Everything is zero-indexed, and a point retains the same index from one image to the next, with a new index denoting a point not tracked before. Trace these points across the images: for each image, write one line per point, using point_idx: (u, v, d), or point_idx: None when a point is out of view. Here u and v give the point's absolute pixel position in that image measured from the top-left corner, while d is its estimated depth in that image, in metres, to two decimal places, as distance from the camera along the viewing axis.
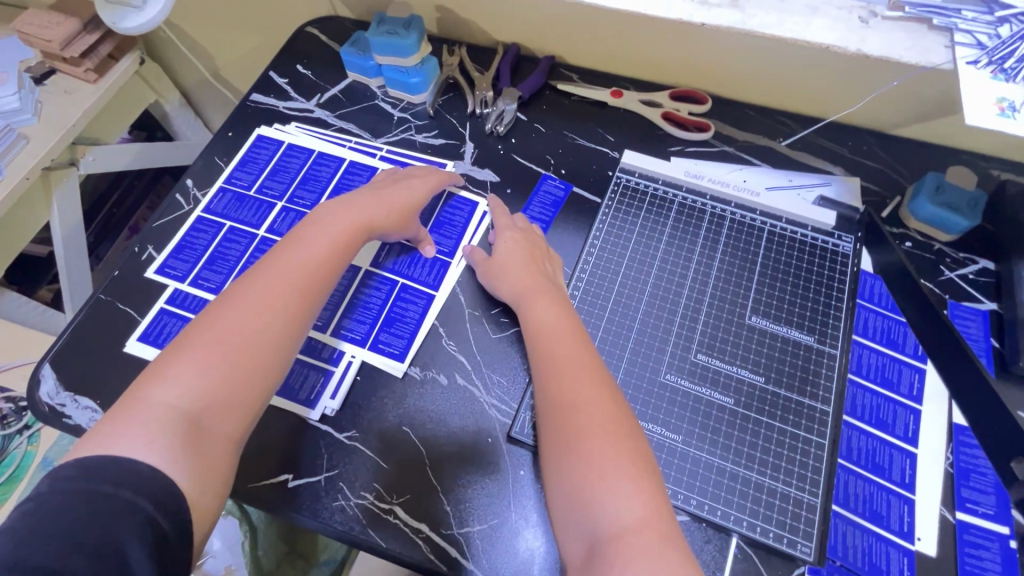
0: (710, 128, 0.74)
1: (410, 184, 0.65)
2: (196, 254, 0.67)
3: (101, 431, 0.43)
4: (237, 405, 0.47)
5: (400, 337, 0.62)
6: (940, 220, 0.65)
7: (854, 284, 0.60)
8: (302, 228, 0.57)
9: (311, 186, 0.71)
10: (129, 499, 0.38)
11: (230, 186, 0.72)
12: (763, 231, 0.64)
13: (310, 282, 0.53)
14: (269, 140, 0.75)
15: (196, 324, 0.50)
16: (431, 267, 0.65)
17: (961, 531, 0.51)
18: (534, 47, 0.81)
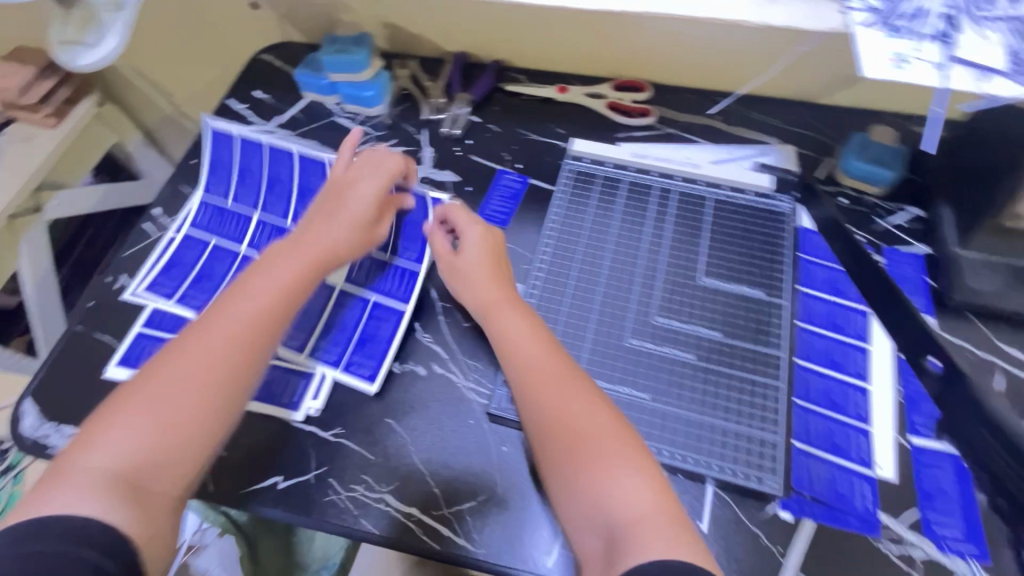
0: (651, 113, 0.79)
1: (360, 194, 0.62)
2: (184, 272, 0.68)
3: (32, 504, 0.42)
4: (183, 454, 0.46)
5: (371, 358, 0.62)
6: (869, 174, 0.70)
7: (793, 240, 0.65)
8: (258, 271, 0.57)
9: (277, 192, 0.72)
10: (72, 551, 0.38)
11: (210, 199, 0.73)
12: (707, 201, 0.68)
13: (254, 324, 0.52)
14: (225, 135, 0.72)
15: (132, 382, 0.49)
16: (401, 280, 0.67)
17: (916, 454, 0.55)
18: (481, 53, 0.86)
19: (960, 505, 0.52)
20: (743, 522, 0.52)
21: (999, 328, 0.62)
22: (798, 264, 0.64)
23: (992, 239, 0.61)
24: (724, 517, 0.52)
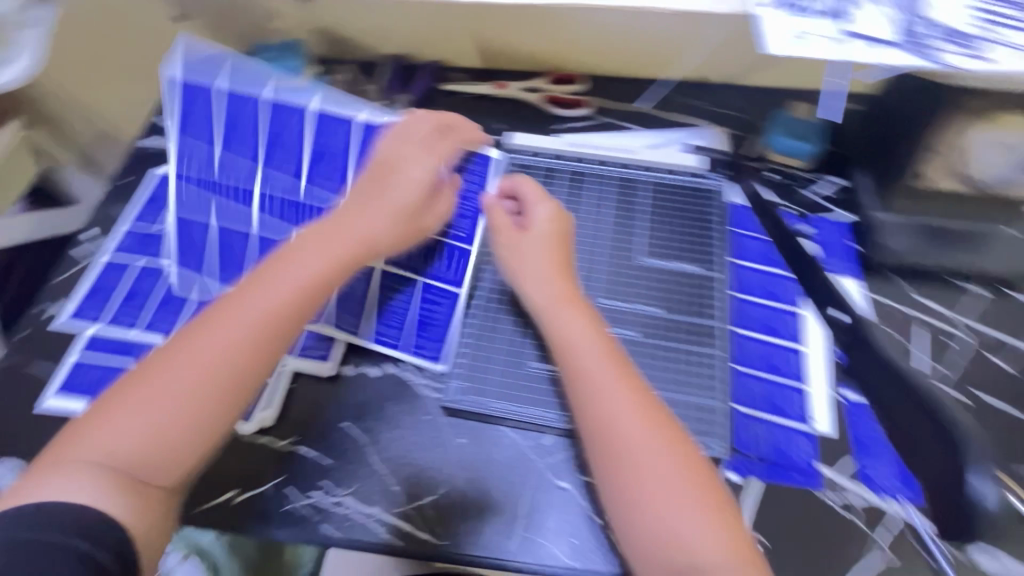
0: (585, 104, 0.81)
1: (408, 177, 0.57)
2: (199, 249, 0.64)
3: (25, 485, 0.43)
4: (175, 452, 0.45)
5: (434, 341, 0.62)
6: (792, 149, 0.74)
7: (722, 215, 0.69)
8: (282, 255, 0.52)
9: (282, 151, 0.62)
10: (60, 541, 0.39)
11: (187, 168, 0.64)
12: (642, 183, 0.70)
13: (263, 329, 0.48)
14: (197, 83, 0.62)
15: (145, 368, 0.47)
16: (451, 260, 0.63)
17: (851, 408, 0.58)
18: (416, 55, 0.86)
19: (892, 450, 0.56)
20: None
21: (917, 283, 0.67)
22: (730, 238, 0.68)
23: (911, 201, 0.66)
24: None
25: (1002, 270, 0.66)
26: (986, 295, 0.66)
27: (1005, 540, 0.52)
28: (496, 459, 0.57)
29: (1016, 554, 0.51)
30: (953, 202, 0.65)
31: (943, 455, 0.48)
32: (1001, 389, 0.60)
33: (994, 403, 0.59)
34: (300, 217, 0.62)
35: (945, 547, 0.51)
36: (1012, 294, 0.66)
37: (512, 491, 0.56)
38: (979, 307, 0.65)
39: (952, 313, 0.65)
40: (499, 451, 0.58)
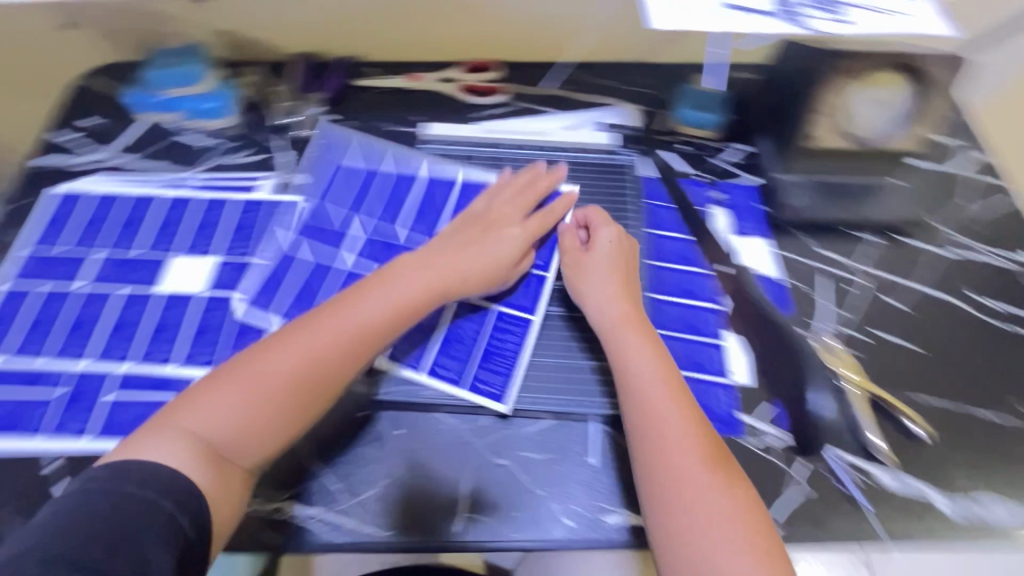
0: (500, 90, 0.82)
1: (506, 232, 0.65)
2: (260, 239, 0.68)
3: (134, 441, 0.48)
4: (266, 438, 0.51)
5: (497, 374, 0.61)
6: (698, 121, 0.77)
7: (634, 187, 0.74)
8: (379, 279, 0.59)
9: (392, 206, 0.71)
10: (152, 498, 0.43)
11: (309, 216, 0.70)
12: (556, 163, 0.75)
13: (359, 348, 0.55)
14: (340, 138, 0.77)
15: (245, 358, 0.53)
16: (527, 288, 0.66)
17: None
18: (327, 51, 0.85)
19: None
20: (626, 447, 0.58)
21: (821, 238, 0.71)
22: (646, 210, 0.72)
23: (806, 161, 0.72)
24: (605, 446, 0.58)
25: (891, 217, 0.72)
26: (880, 243, 0.71)
27: (905, 461, 0.57)
28: (436, 447, 0.58)
29: (915, 473, 0.57)
30: (843, 158, 0.71)
31: (792, 374, 0.59)
32: (897, 326, 0.66)
33: (891, 339, 0.65)
34: (325, 241, 0.69)
35: (855, 475, 0.56)
36: (902, 239, 0.72)
37: (454, 474, 0.57)
38: (874, 254, 0.71)
39: (851, 261, 0.70)
40: (437, 438, 0.58)
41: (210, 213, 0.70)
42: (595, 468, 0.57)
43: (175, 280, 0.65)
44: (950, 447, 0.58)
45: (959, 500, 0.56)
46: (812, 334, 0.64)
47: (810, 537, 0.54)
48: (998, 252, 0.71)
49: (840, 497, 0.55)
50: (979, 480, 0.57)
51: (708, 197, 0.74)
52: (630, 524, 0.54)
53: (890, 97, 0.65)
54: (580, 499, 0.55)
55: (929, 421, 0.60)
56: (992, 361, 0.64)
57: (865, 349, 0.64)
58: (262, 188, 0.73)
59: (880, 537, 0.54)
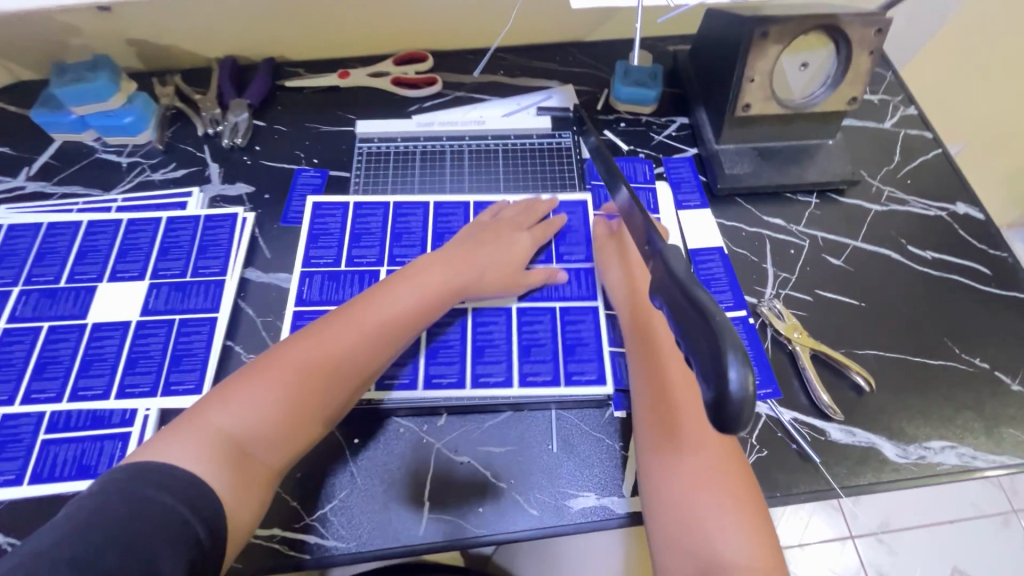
0: (436, 80, 0.80)
1: (517, 237, 0.65)
2: (223, 250, 0.66)
3: (157, 440, 0.45)
4: (289, 439, 0.49)
5: (588, 361, 0.60)
6: (637, 97, 0.77)
7: (580, 168, 0.73)
8: (403, 275, 0.58)
9: (407, 241, 0.67)
10: (170, 503, 0.40)
11: (314, 267, 0.65)
12: (497, 151, 0.74)
13: (384, 346, 0.54)
14: (330, 205, 0.69)
15: (272, 354, 0.51)
16: (579, 280, 0.65)
17: None
18: (251, 54, 0.81)
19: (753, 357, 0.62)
20: (586, 429, 0.58)
21: (763, 205, 0.72)
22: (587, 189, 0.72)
23: (737, 130, 0.70)
24: (565, 431, 0.58)
25: (829, 177, 0.72)
26: (819, 205, 0.73)
27: (852, 414, 0.59)
28: (394, 453, 0.57)
29: (863, 424, 0.59)
30: (775, 124, 0.70)
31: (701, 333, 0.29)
32: (841, 285, 0.67)
33: (835, 298, 0.66)
34: (342, 289, 0.63)
35: (802, 429, 0.58)
36: (840, 199, 0.73)
37: (414, 478, 0.56)
38: (814, 215, 0.72)
39: (792, 225, 0.71)
40: (395, 443, 0.57)
41: (129, 236, 0.66)
42: (557, 456, 0.57)
43: (102, 309, 0.62)
44: (896, 397, 0.60)
45: (908, 448, 0.58)
46: (762, 301, 0.65)
47: (767, 497, 0.55)
48: (933, 204, 0.73)
49: (791, 454, 0.57)
50: (926, 427, 0.59)
51: (651, 174, 0.74)
52: (594, 507, 0.54)
53: (815, 61, 0.66)
54: (543, 488, 0.55)
55: (876, 374, 0.62)
56: (932, 310, 0.66)
57: (809, 308, 0.66)
58: (188, 204, 0.70)
59: (834, 490, 0.56)
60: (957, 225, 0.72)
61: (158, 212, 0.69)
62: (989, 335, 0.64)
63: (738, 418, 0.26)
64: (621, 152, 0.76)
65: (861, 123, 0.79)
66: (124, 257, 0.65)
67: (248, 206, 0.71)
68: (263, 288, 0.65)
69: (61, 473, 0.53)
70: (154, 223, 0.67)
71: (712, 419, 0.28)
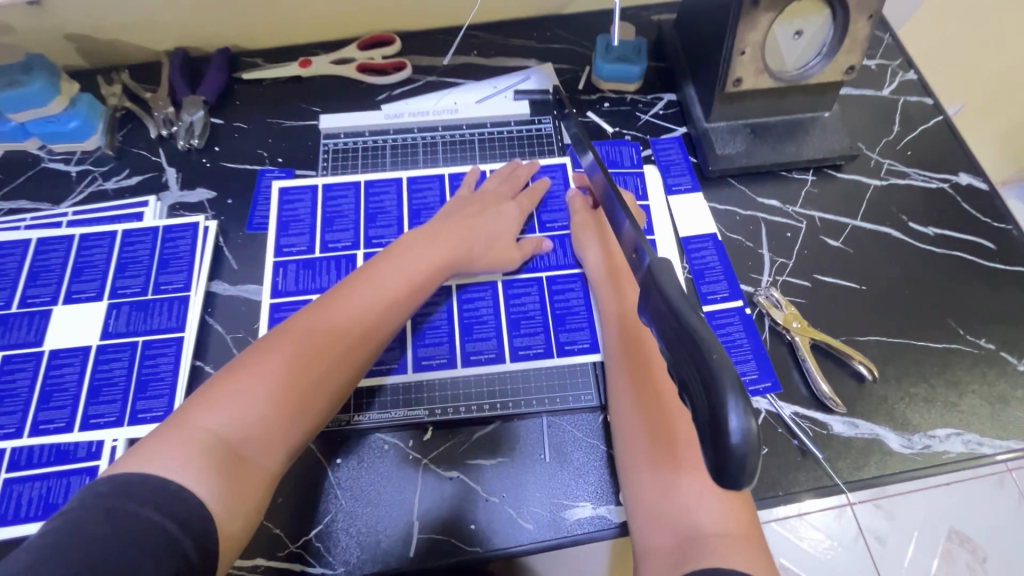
0: (406, 65, 0.74)
1: (503, 209, 0.63)
2: (185, 262, 0.62)
3: (137, 451, 0.40)
4: (285, 437, 0.44)
5: (579, 330, 0.60)
6: (621, 75, 0.72)
7: (561, 153, 0.70)
8: (389, 255, 0.55)
9: (382, 221, 0.65)
10: (156, 521, 0.36)
11: (287, 255, 0.63)
12: (473, 142, 0.70)
13: (377, 331, 0.51)
14: (298, 189, 0.66)
15: (258, 347, 0.47)
16: (564, 249, 0.64)
17: (710, 319, 0.61)
18: (203, 45, 0.75)
19: (750, 350, 0.59)
20: (579, 437, 0.56)
21: (757, 185, 0.69)
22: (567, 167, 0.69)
23: (729, 106, 0.66)
24: (557, 438, 0.56)
25: (827, 153, 0.68)
26: (816, 182, 0.69)
27: (854, 404, 0.57)
28: (380, 471, 0.54)
29: (866, 415, 0.57)
30: (769, 99, 0.65)
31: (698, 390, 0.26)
32: (840, 267, 0.64)
33: (834, 282, 0.63)
34: (320, 275, 0.62)
35: (804, 424, 0.56)
36: (837, 175, 0.69)
37: (403, 496, 0.53)
38: (811, 193, 0.68)
39: (789, 206, 0.67)
40: (381, 461, 0.55)
41: (83, 253, 0.62)
42: (550, 465, 0.55)
43: (60, 334, 0.58)
44: (901, 385, 0.58)
45: (912, 438, 0.56)
46: (759, 290, 0.62)
47: (767, 497, 0.53)
48: (934, 175, 0.69)
49: (792, 450, 0.55)
50: (931, 414, 0.57)
51: (639, 157, 0.70)
52: (590, 518, 0.52)
53: (811, 29, 0.60)
54: (537, 501, 0.53)
55: (879, 362, 0.59)
56: (935, 291, 0.63)
57: (807, 294, 0.63)
58: (144, 214, 0.65)
59: (838, 486, 0.54)
60: (959, 197, 0.68)
61: (112, 224, 0.64)
62: (993, 315, 0.62)
63: (740, 474, 0.24)
64: (605, 133, 0.71)
65: (859, 91, 0.75)
66: (79, 276, 0.61)
67: (210, 213, 0.66)
68: (231, 301, 0.62)
69: (26, 514, 0.50)
70: (109, 237, 0.63)
71: (711, 471, 0.25)
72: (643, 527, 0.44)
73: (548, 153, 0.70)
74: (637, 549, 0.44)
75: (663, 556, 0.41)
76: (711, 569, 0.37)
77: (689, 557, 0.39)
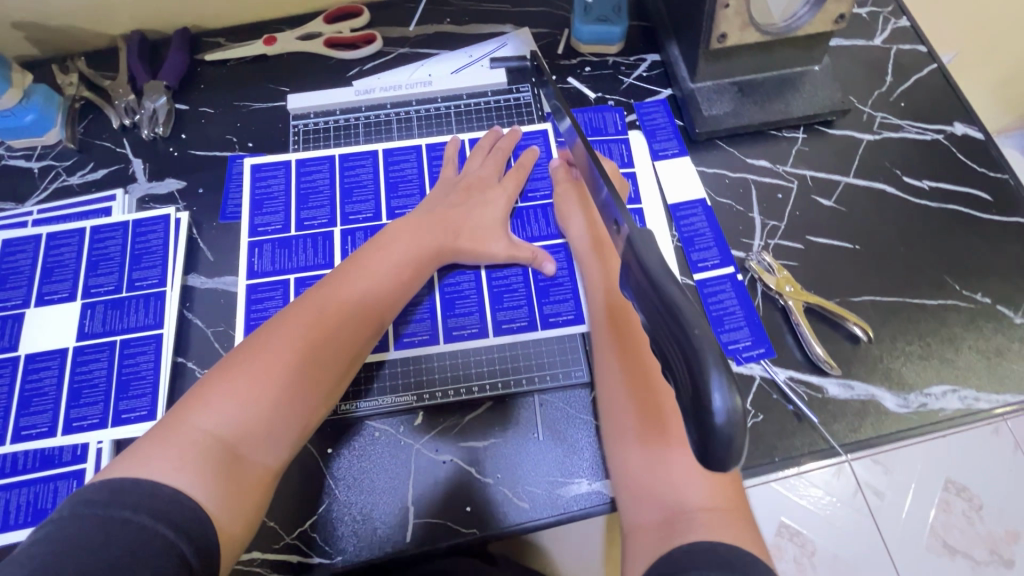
0: (376, 37, 0.70)
1: (492, 197, 0.60)
2: (159, 256, 0.60)
3: (128, 455, 0.39)
4: (283, 433, 0.44)
5: (564, 302, 0.58)
6: (601, 36, 0.69)
7: (541, 120, 0.67)
8: (377, 243, 0.54)
9: (358, 196, 0.62)
10: (149, 524, 0.34)
11: (262, 236, 0.61)
12: (449, 114, 0.67)
13: (370, 322, 0.50)
14: (271, 166, 0.64)
15: (249, 344, 0.45)
16: (545, 217, 0.62)
17: (701, 288, 0.59)
18: (160, 26, 0.71)
19: (743, 317, 0.58)
20: (572, 413, 0.55)
21: (747, 146, 0.66)
22: (549, 134, 0.66)
23: (714, 64, 0.63)
24: (550, 415, 0.55)
25: (817, 109, 0.65)
26: (808, 139, 0.66)
27: (849, 366, 0.56)
28: (372, 458, 0.54)
29: (861, 376, 0.56)
30: (756, 54, 0.62)
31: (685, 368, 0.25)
32: (833, 227, 0.63)
33: (826, 242, 0.62)
34: (298, 256, 0.60)
35: (799, 388, 0.55)
36: (829, 131, 0.67)
37: (396, 483, 0.53)
38: (802, 152, 0.66)
39: (779, 166, 0.65)
40: (372, 447, 0.54)
41: (51, 252, 0.60)
42: (542, 443, 0.54)
43: (35, 338, 0.56)
44: (896, 344, 0.57)
45: (908, 397, 0.55)
46: (751, 255, 0.61)
47: (764, 463, 0.53)
48: (928, 127, 0.67)
49: (788, 415, 0.55)
50: (928, 372, 0.56)
51: (623, 123, 0.67)
52: (586, 493, 0.52)
53: None
54: (532, 479, 0.53)
55: (874, 322, 0.58)
56: (931, 246, 0.61)
57: (800, 257, 0.61)
58: (113, 208, 0.62)
59: (834, 449, 0.53)
60: (954, 148, 0.66)
61: (80, 221, 0.61)
62: (990, 269, 0.60)
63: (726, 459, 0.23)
64: (587, 99, 0.68)
65: (849, 42, 0.71)
66: (50, 277, 0.59)
67: (181, 204, 0.64)
68: (210, 295, 0.60)
69: (15, 522, 0.49)
70: (78, 235, 0.61)
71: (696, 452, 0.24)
72: (629, 502, 0.44)
73: (527, 120, 0.68)
74: (625, 524, 0.43)
75: (648, 530, 0.41)
76: (698, 543, 0.37)
77: (675, 531, 0.39)
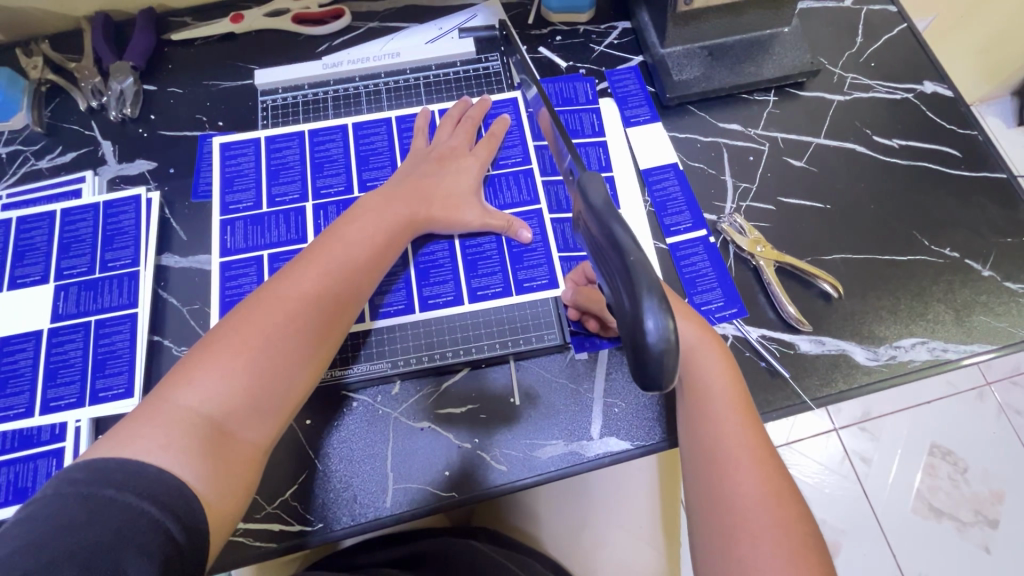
0: (344, 12, 0.70)
1: (463, 165, 0.60)
2: (131, 237, 0.59)
3: (111, 435, 0.38)
4: (270, 410, 0.44)
5: (538, 267, 0.59)
6: (571, 4, 0.68)
7: (510, 89, 0.67)
8: (354, 215, 0.53)
9: (329, 170, 0.62)
10: (132, 502, 0.34)
11: (234, 214, 0.61)
12: (418, 85, 0.67)
13: (351, 296, 0.49)
14: (241, 143, 0.63)
15: (229, 321, 0.45)
16: (518, 185, 0.62)
17: (674, 251, 0.60)
18: (123, 7, 0.70)
19: (715, 278, 0.59)
20: (547, 377, 0.56)
21: (718, 110, 0.66)
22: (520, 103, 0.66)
23: (683, 27, 0.63)
24: (526, 380, 0.56)
25: (788, 71, 0.65)
26: (779, 102, 0.67)
27: (821, 322, 0.57)
28: (350, 428, 0.54)
29: (833, 332, 0.57)
30: (724, 16, 0.62)
31: (621, 295, 0.30)
32: (805, 188, 0.63)
33: (798, 203, 0.62)
34: (271, 231, 0.60)
35: (770, 345, 0.56)
36: (800, 94, 0.67)
37: (375, 450, 0.53)
38: (773, 114, 0.66)
39: (751, 129, 0.65)
40: (351, 417, 0.54)
41: (22, 236, 0.59)
42: (520, 409, 0.54)
43: (9, 322, 0.56)
44: (867, 300, 0.58)
45: (878, 350, 0.56)
46: (722, 218, 0.61)
47: None
48: (899, 86, 0.67)
49: (761, 372, 0.55)
50: (900, 328, 0.57)
51: (594, 91, 0.67)
52: (562, 454, 0.53)
53: None
54: (510, 442, 0.53)
55: (845, 279, 0.59)
56: (902, 204, 0.62)
57: (772, 218, 0.62)
58: (83, 190, 0.62)
59: (807, 403, 0.54)
60: (924, 106, 0.66)
61: (50, 204, 0.61)
62: (961, 225, 0.61)
63: (657, 369, 0.28)
64: (558, 67, 0.68)
65: (821, 3, 0.71)
66: (22, 260, 0.59)
67: (153, 184, 0.63)
68: (185, 274, 0.60)
69: None
70: (48, 218, 0.60)
71: (635, 368, 0.29)
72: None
73: (497, 90, 0.67)
74: None
75: None
76: None
77: None
